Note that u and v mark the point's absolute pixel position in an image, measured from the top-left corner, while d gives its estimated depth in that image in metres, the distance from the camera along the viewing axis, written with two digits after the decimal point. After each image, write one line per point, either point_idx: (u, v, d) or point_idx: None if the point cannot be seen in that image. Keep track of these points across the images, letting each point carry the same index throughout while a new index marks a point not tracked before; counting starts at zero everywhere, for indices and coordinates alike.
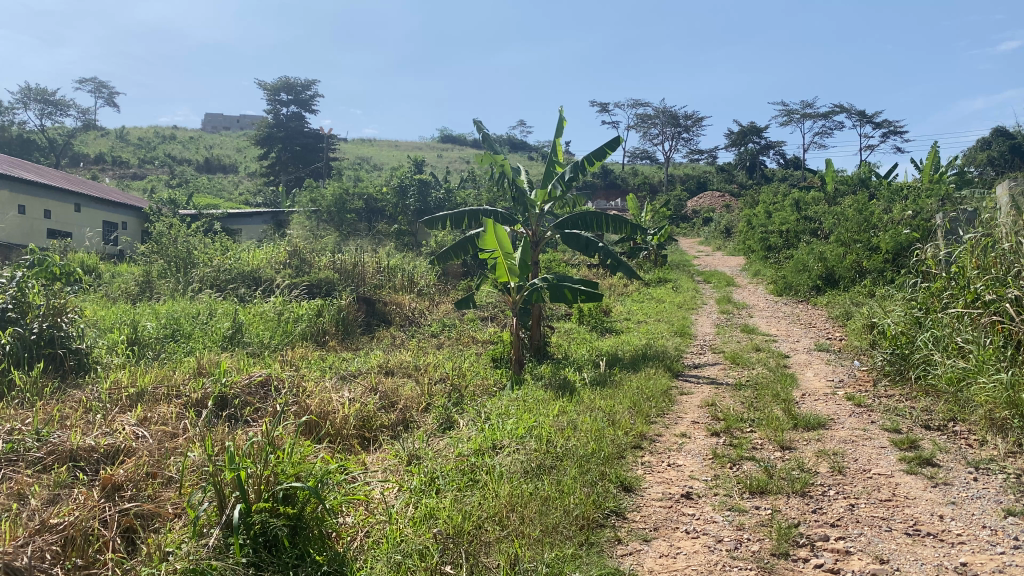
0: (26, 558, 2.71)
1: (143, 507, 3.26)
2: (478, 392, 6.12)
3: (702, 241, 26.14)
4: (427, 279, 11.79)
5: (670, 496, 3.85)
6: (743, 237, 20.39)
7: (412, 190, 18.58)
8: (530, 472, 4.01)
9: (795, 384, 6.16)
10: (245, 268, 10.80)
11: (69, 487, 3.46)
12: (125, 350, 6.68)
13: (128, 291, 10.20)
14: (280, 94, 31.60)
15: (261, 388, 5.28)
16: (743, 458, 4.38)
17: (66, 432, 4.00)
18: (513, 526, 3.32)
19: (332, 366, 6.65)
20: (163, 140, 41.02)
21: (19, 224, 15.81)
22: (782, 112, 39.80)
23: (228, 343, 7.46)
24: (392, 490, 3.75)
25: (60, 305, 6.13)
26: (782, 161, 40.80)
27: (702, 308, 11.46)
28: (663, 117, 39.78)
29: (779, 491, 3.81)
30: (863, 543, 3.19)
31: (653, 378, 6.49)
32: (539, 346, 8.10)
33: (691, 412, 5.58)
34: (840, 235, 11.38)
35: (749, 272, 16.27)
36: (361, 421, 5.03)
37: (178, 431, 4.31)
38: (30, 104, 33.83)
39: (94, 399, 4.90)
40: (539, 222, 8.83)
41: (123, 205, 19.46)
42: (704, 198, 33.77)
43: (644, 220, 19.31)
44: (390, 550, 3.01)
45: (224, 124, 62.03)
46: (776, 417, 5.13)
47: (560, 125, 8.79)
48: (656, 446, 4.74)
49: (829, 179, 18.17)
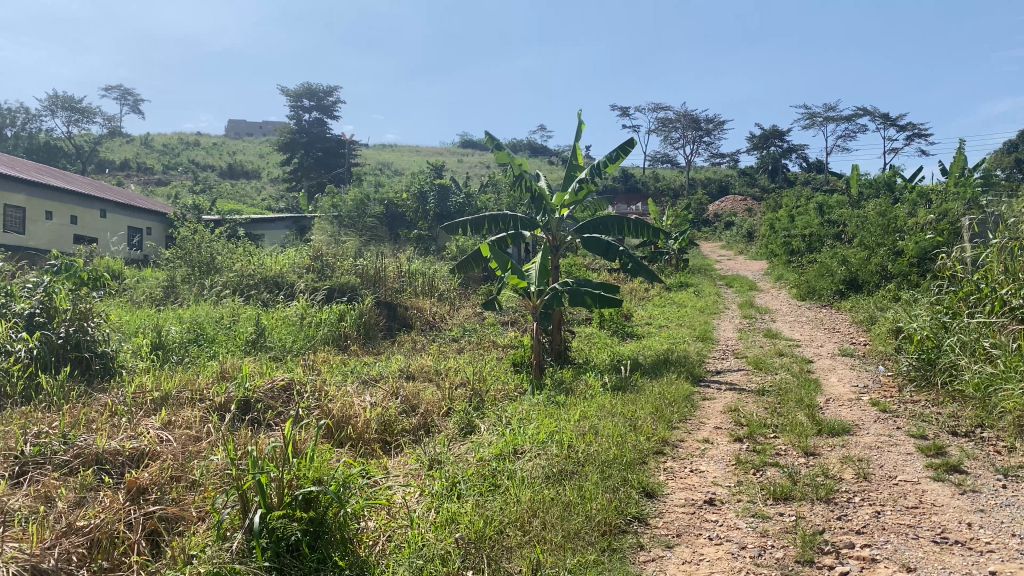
0: (53, 561, 2.76)
1: (167, 510, 3.27)
2: (499, 397, 6.12)
3: (724, 245, 25.99)
4: (448, 284, 11.81)
5: (693, 502, 3.82)
6: (766, 241, 20.29)
7: (432, 195, 18.28)
8: (552, 477, 4.00)
9: (819, 390, 6.10)
10: (268, 273, 10.85)
11: (94, 490, 3.50)
12: (149, 354, 6.73)
13: (153, 295, 10.32)
14: (302, 101, 31.83)
15: (283, 392, 5.31)
16: (767, 465, 4.34)
17: (91, 436, 4.03)
18: (535, 531, 3.31)
19: (353, 370, 6.69)
20: (187, 147, 41.46)
21: (45, 229, 16.02)
22: (805, 116, 39.53)
23: (251, 347, 7.53)
24: (414, 494, 3.75)
25: (86, 310, 6.20)
26: (804, 164, 40.54)
27: (724, 313, 11.41)
28: (684, 120, 39.66)
29: (803, 497, 3.77)
30: (889, 551, 3.15)
31: (675, 383, 6.44)
32: (560, 351, 8.09)
33: (714, 418, 5.55)
34: (863, 239, 11.30)
35: (771, 275, 16.17)
36: (383, 425, 5.05)
37: (201, 435, 4.33)
38: (57, 112, 34.33)
39: (119, 403, 4.94)
40: (560, 227, 8.70)
41: (148, 211, 19.68)
42: (725, 202, 33.65)
43: (666, 224, 19.19)
44: (411, 555, 3.03)
45: (247, 130, 62.69)
46: (800, 422, 5.08)
47: (580, 128, 8.77)
48: (678, 452, 4.71)
49: (853, 182, 18.04)
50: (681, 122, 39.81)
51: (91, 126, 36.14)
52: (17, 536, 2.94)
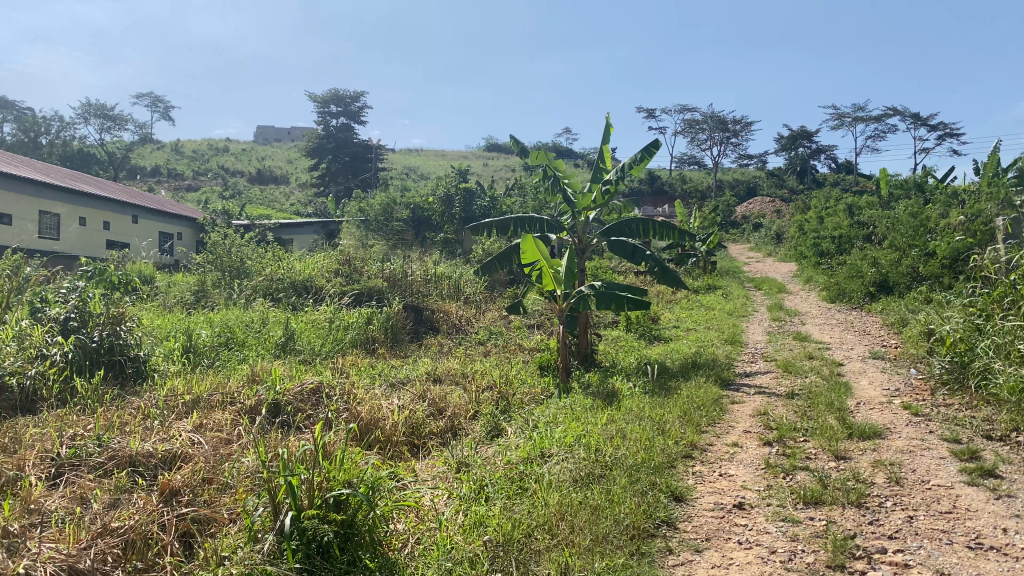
0: (89, 561, 2.83)
1: (199, 512, 3.31)
2: (525, 400, 6.12)
3: (752, 247, 25.79)
4: (474, 287, 11.84)
5: (722, 506, 3.80)
6: (795, 242, 20.12)
7: (458, 199, 18.23)
8: (580, 481, 3.99)
9: (849, 393, 6.04)
10: (297, 277, 10.95)
11: (129, 492, 3.55)
12: (181, 358, 6.81)
13: (185, 299, 10.46)
14: (329, 106, 32.10)
15: (312, 396, 5.36)
16: (797, 469, 4.31)
17: (125, 438, 4.10)
18: (563, 535, 3.31)
19: (381, 373, 6.73)
20: (218, 153, 41.99)
21: (79, 234, 16.30)
22: (833, 116, 39.14)
23: (280, 351, 7.60)
24: (442, 497, 3.77)
25: (119, 314, 6.28)
26: (833, 165, 40.14)
27: (753, 315, 11.35)
28: (711, 121, 39.43)
29: (834, 501, 3.73)
30: (922, 557, 3.11)
31: (704, 387, 6.40)
32: (586, 354, 8.06)
33: (743, 421, 5.50)
34: (894, 240, 11.17)
35: (800, 277, 16.05)
36: (410, 427, 5.08)
37: (232, 437, 4.37)
38: (90, 119, 34.91)
39: (152, 406, 5.01)
40: (586, 229, 8.70)
41: (179, 216, 19.93)
42: (752, 203, 33.39)
43: (694, 226, 19.05)
44: (439, 557, 3.04)
45: (276, 135, 63.39)
46: (830, 426, 5.03)
47: (607, 131, 8.75)
48: (707, 456, 4.68)
49: (883, 183, 17.83)
50: (709, 124, 39.58)
51: (123, 133, 36.73)
52: (54, 536, 3.00)
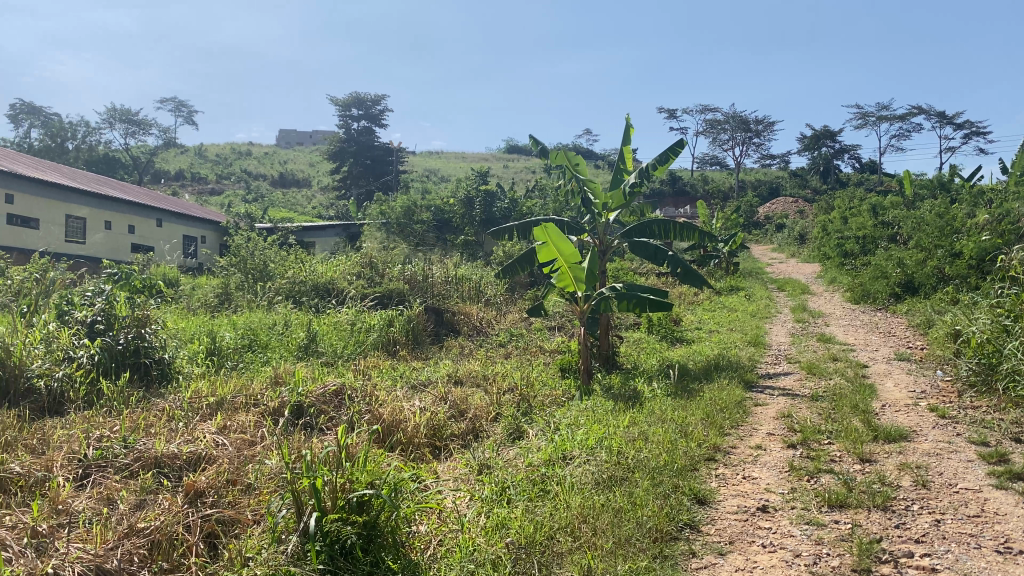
0: (116, 561, 2.87)
1: (223, 513, 3.34)
2: (547, 402, 6.12)
3: (775, 248, 25.62)
4: (495, 289, 11.84)
5: (745, 509, 3.77)
6: (819, 243, 19.94)
7: (478, 201, 18.43)
8: (602, 483, 3.98)
9: (875, 395, 5.98)
10: (319, 279, 11.02)
11: (154, 493, 3.59)
12: (205, 360, 6.87)
13: (208, 302, 10.55)
14: (350, 110, 32.26)
15: (335, 398, 5.38)
16: (821, 472, 4.27)
17: (150, 440, 4.14)
18: (586, 537, 3.30)
19: (403, 375, 6.75)
20: (240, 156, 42.37)
21: (105, 238, 16.49)
22: (857, 116, 38.77)
23: (303, 353, 7.66)
24: (464, 499, 3.78)
25: (144, 317, 6.35)
26: (857, 165, 39.76)
27: (776, 317, 11.27)
28: (733, 121, 39.18)
29: (859, 505, 3.69)
30: (950, 561, 3.07)
31: (727, 389, 6.36)
32: (608, 356, 8.05)
33: (766, 424, 5.46)
34: (919, 241, 11.05)
35: (824, 277, 15.89)
36: (432, 429, 5.09)
37: (255, 439, 4.41)
38: (115, 124, 35.35)
39: (177, 407, 5.06)
40: (607, 231, 8.66)
41: (202, 220, 20.11)
42: (775, 203, 33.14)
43: (716, 226, 18.94)
44: (462, 559, 3.05)
45: (298, 139, 63.91)
46: (855, 428, 4.98)
47: (628, 132, 8.73)
48: (730, 458, 4.65)
49: (908, 183, 17.64)
50: (730, 124, 39.34)
51: (148, 138, 37.13)
52: (82, 536, 3.05)
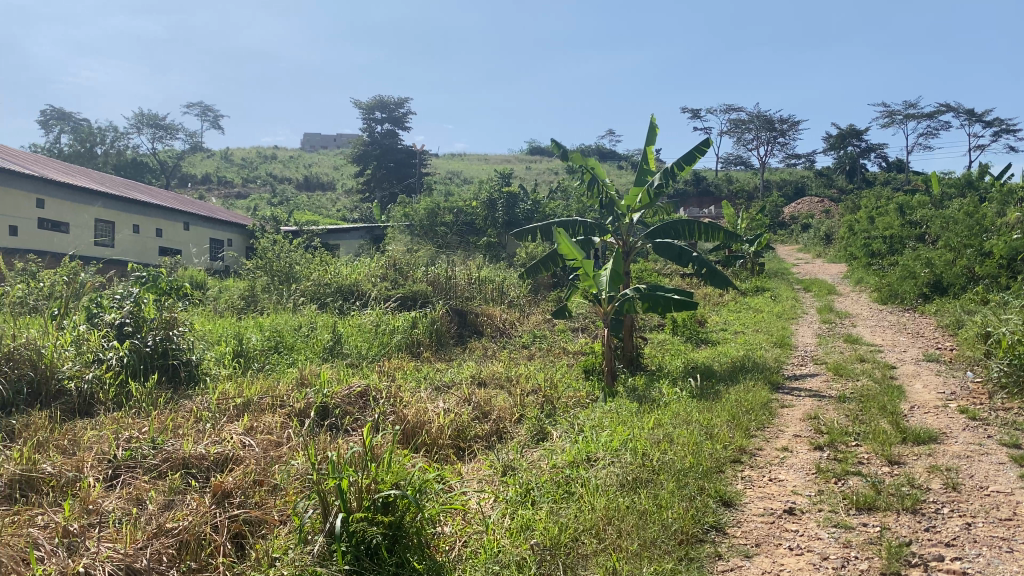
0: (145, 561, 2.90)
1: (250, 513, 3.37)
2: (570, 404, 6.11)
3: (801, 248, 25.40)
4: (518, 290, 11.85)
5: (772, 511, 3.74)
6: (844, 243, 19.76)
7: (501, 203, 18.45)
8: (627, 485, 3.96)
9: (903, 396, 5.91)
10: (344, 282, 11.09)
11: (182, 494, 3.63)
12: (232, 362, 6.93)
13: (235, 304, 10.66)
14: (374, 113, 32.45)
15: (360, 399, 5.40)
16: (849, 474, 4.23)
17: (178, 441, 4.19)
18: (610, 539, 3.29)
19: (427, 377, 6.77)
20: (266, 160, 42.74)
21: (133, 241, 16.71)
22: (884, 114, 38.34)
23: (328, 354, 7.72)
24: (488, 500, 3.79)
25: (171, 319, 6.43)
26: (884, 164, 39.33)
27: (802, 318, 11.18)
28: (757, 121, 38.91)
29: (888, 507, 3.65)
30: (982, 565, 3.02)
31: (752, 391, 6.31)
32: (632, 357, 8.03)
33: (793, 425, 5.41)
34: (948, 240, 10.91)
35: (850, 278, 15.74)
36: (456, 431, 5.11)
37: (281, 440, 4.45)
38: (142, 129, 35.81)
39: (204, 409, 5.12)
40: (630, 232, 8.63)
41: (228, 223, 20.33)
42: (800, 203, 32.85)
43: (741, 226, 18.81)
44: (487, 560, 3.05)
45: (322, 143, 64.44)
46: (884, 430, 4.92)
47: (652, 132, 8.70)
48: (756, 460, 4.61)
49: (936, 182, 17.43)
50: (755, 124, 39.03)
51: (174, 142, 37.56)
52: (112, 536, 3.09)
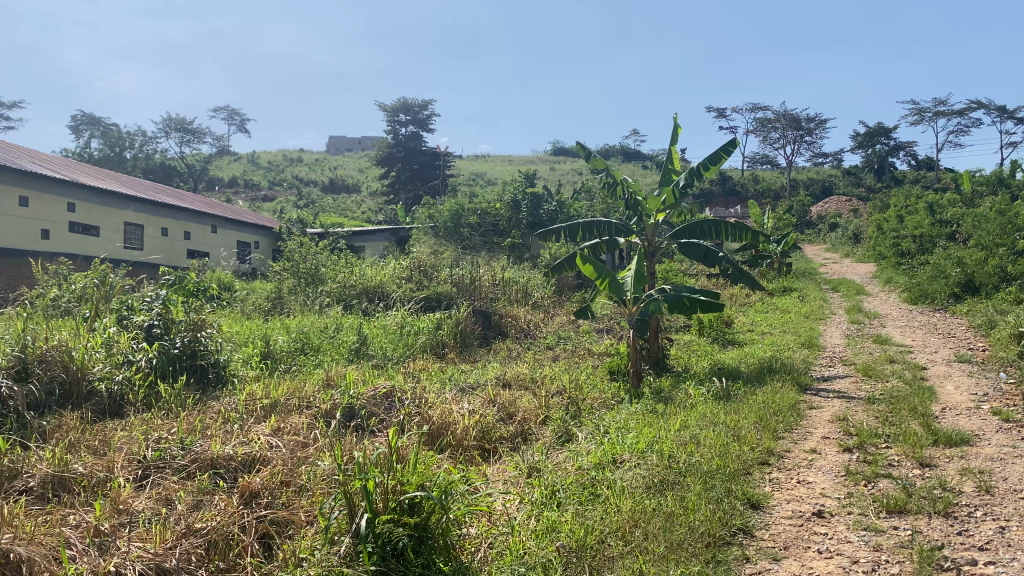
0: (174, 561, 2.93)
1: (277, 514, 3.39)
2: (596, 406, 6.08)
3: (828, 248, 25.14)
4: (542, 291, 11.85)
5: (800, 514, 3.70)
6: (873, 242, 19.55)
7: (525, 203, 18.48)
8: (653, 487, 3.93)
9: (934, 398, 5.82)
10: (369, 284, 11.15)
11: (211, 494, 3.67)
12: (259, 363, 6.99)
13: (262, 306, 10.76)
14: (398, 115, 32.60)
15: (385, 400, 5.43)
16: (879, 476, 4.17)
17: (207, 442, 4.24)
18: (637, 541, 3.28)
19: (451, 378, 6.78)
20: (292, 163, 43.09)
21: (162, 245, 16.94)
22: (913, 111, 37.85)
23: (353, 356, 7.76)
24: (513, 502, 3.79)
25: (199, 321, 6.50)
26: (913, 162, 38.83)
27: (830, 318, 11.06)
28: (783, 120, 38.57)
29: (920, 511, 3.60)
30: (1017, 570, 2.96)
31: (780, 392, 6.24)
32: (658, 358, 7.98)
33: (822, 427, 5.35)
34: (980, 239, 10.75)
35: (879, 277, 15.57)
36: (481, 432, 5.11)
37: (308, 440, 4.48)
38: (171, 133, 36.28)
39: (232, 410, 5.17)
40: (656, 232, 8.60)
41: (255, 226, 20.53)
42: (828, 202, 32.50)
43: (767, 226, 18.64)
44: (513, 562, 3.05)
45: (348, 146, 64.92)
46: (915, 432, 4.85)
47: (675, 132, 8.65)
48: (784, 462, 4.57)
49: (966, 180, 17.18)
50: (781, 122, 38.66)
51: (202, 146, 37.96)
52: (142, 535, 3.13)
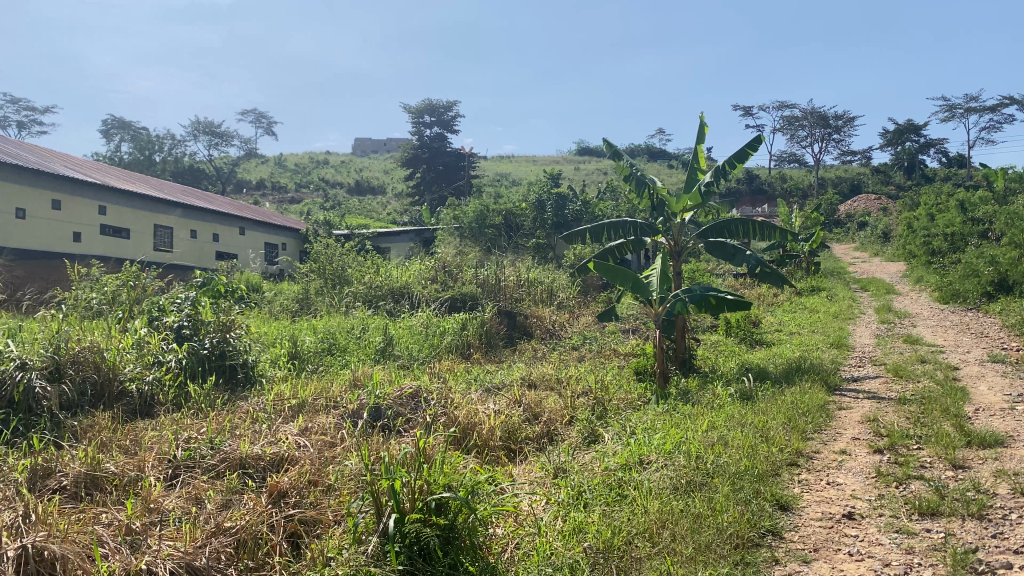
0: (204, 559, 2.96)
1: (305, 513, 3.42)
2: (622, 406, 6.06)
3: (856, 247, 24.88)
4: (568, 292, 11.84)
5: (831, 516, 3.66)
6: (903, 240, 19.30)
7: (550, 203, 18.52)
8: (681, 488, 3.90)
9: (967, 398, 5.73)
10: (395, 285, 11.20)
11: (239, 493, 3.70)
12: (286, 363, 7.06)
13: (289, 307, 10.85)
14: (423, 117, 32.72)
15: (411, 400, 5.44)
16: (911, 478, 4.12)
17: (236, 441, 4.28)
18: (665, 543, 3.26)
19: (477, 378, 6.79)
20: (318, 165, 43.39)
21: (192, 247, 17.14)
22: (943, 108, 37.33)
23: (380, 356, 7.81)
24: (540, 502, 3.79)
25: (228, 322, 6.58)
26: (944, 159, 38.30)
27: (859, 318, 10.94)
28: (810, 118, 38.20)
29: (953, 513, 3.54)
30: None
31: (808, 393, 6.18)
32: (684, 359, 7.94)
33: (851, 428, 5.30)
34: (1013, 237, 10.57)
35: (910, 276, 15.37)
36: (507, 432, 5.12)
37: (335, 440, 4.51)
38: (199, 136, 36.69)
39: (261, 409, 5.22)
40: (681, 232, 8.56)
41: (283, 228, 20.72)
42: (858, 200, 32.13)
43: (795, 225, 18.47)
44: (540, 563, 3.04)
45: (374, 148, 65.32)
46: (948, 433, 4.77)
47: (702, 130, 8.60)
48: (813, 463, 4.52)
49: (999, 178, 16.91)
50: (809, 120, 38.25)
51: (230, 149, 38.34)
52: (172, 535, 3.16)
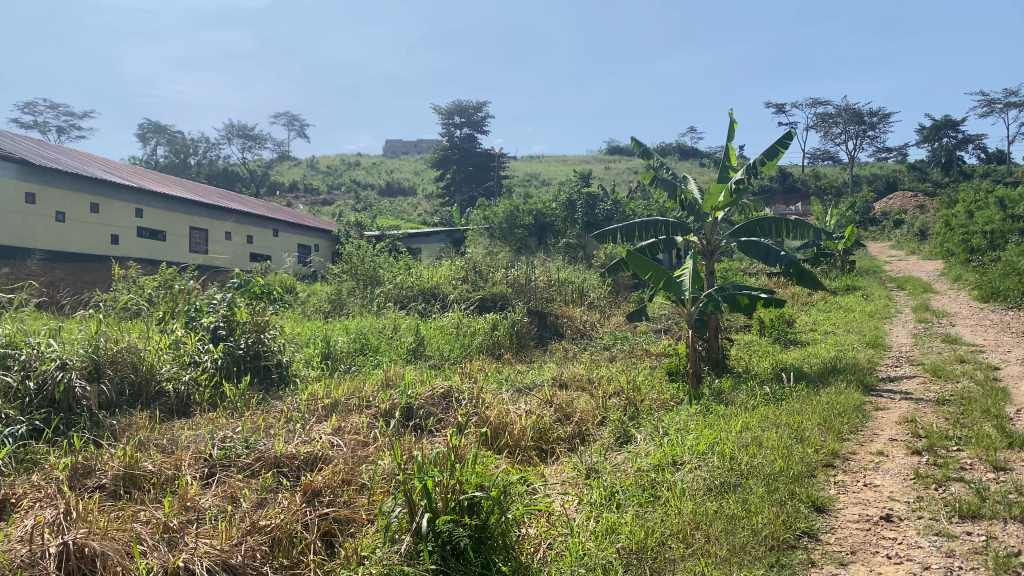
0: (240, 558, 2.99)
1: (339, 512, 3.44)
2: (654, 407, 6.03)
3: (892, 245, 24.53)
4: (599, 292, 11.80)
5: (868, 518, 3.61)
6: (941, 239, 18.99)
7: (580, 203, 18.48)
8: (714, 489, 3.87)
9: (1008, 399, 5.61)
10: (426, 285, 11.25)
11: (274, 492, 3.74)
12: (319, 363, 7.12)
13: (322, 307, 10.95)
14: (453, 118, 32.83)
15: (443, 400, 5.47)
16: (950, 480, 4.04)
17: (270, 441, 4.32)
18: (699, 544, 3.23)
19: (508, 379, 6.80)
20: (349, 167, 43.69)
21: (227, 248, 17.38)
22: (982, 103, 36.66)
23: (411, 356, 7.85)
24: (573, 503, 3.79)
25: (262, 322, 6.67)
26: (983, 155, 37.60)
27: (896, 317, 10.78)
28: (844, 115, 37.69)
29: (994, 516, 3.47)
30: None
31: (844, 393, 6.10)
32: (717, 360, 7.84)
33: (889, 429, 5.22)
34: None
35: (948, 275, 15.11)
36: (538, 433, 5.13)
37: (368, 440, 4.54)
38: (233, 139, 37.15)
39: (294, 409, 5.27)
40: (714, 231, 8.51)
41: (316, 229, 20.91)
42: (893, 198, 31.66)
43: (829, 224, 18.25)
44: (573, 563, 3.04)
45: (405, 149, 65.68)
46: (989, 434, 4.67)
47: (732, 128, 8.53)
48: (849, 465, 4.46)
49: None
50: (843, 117, 37.76)
51: (264, 151, 38.76)
52: (209, 532, 3.20)
